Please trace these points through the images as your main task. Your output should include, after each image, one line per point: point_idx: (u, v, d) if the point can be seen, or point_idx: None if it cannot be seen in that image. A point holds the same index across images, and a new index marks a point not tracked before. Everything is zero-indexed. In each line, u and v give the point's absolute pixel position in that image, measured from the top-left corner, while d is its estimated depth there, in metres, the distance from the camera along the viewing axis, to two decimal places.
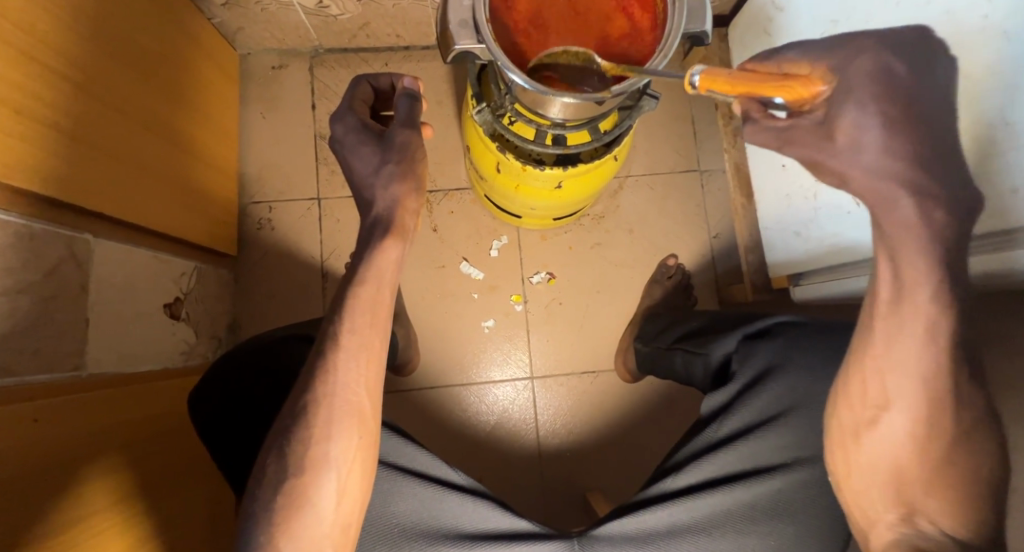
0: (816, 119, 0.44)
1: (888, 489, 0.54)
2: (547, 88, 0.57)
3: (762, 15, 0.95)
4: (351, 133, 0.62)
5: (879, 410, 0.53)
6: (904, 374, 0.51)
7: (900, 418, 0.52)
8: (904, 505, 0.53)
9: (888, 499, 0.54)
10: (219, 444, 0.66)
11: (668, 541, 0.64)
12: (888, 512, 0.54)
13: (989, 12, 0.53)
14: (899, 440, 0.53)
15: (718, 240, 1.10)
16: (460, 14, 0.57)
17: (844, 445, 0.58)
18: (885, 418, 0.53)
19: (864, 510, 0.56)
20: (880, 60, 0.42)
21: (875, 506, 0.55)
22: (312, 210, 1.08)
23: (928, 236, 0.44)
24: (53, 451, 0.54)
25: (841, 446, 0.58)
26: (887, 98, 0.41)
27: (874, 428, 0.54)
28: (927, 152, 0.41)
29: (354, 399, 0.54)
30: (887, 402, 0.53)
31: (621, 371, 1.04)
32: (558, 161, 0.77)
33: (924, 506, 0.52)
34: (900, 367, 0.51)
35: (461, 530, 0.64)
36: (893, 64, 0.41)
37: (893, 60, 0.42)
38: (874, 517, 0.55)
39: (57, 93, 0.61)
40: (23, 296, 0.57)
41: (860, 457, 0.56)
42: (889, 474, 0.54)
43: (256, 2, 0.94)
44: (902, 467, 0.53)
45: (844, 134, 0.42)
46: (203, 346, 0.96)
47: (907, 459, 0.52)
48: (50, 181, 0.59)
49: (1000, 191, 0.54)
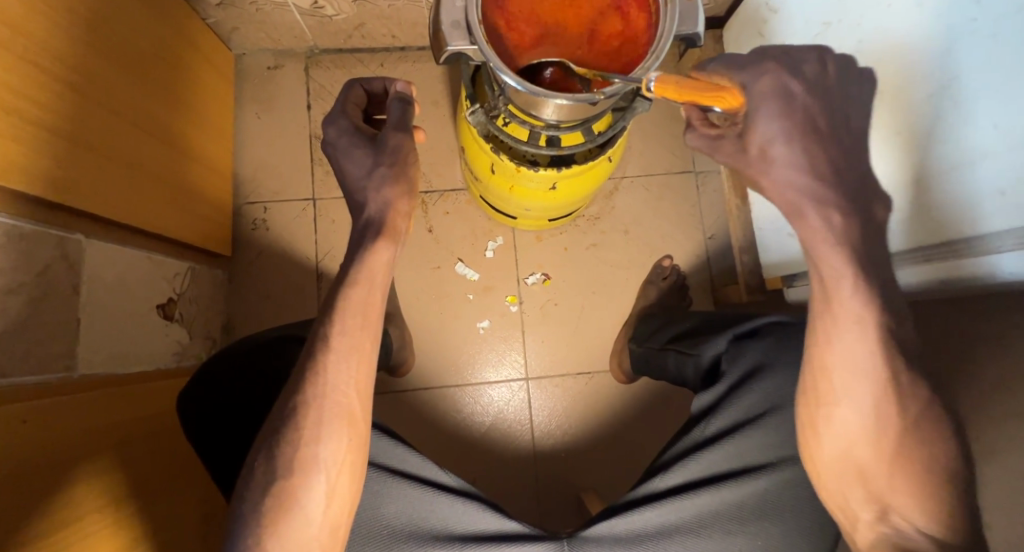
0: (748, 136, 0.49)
1: (862, 487, 0.54)
2: (540, 89, 0.57)
3: (756, 16, 0.95)
4: (343, 136, 0.62)
5: (829, 408, 0.53)
6: (847, 373, 0.51)
7: (858, 416, 0.52)
8: (878, 503, 0.53)
9: (862, 497, 0.54)
10: (208, 444, 0.66)
11: (656, 541, 0.64)
12: (865, 510, 0.54)
13: (979, 15, 0.53)
14: (861, 436, 0.52)
15: (713, 241, 1.11)
16: (452, 15, 0.57)
17: (811, 447, 0.57)
18: (840, 416, 0.53)
19: (843, 508, 0.55)
20: (779, 81, 0.47)
21: (851, 505, 0.55)
22: (308, 210, 1.08)
23: (856, 241, 0.48)
24: (42, 452, 0.54)
25: (805, 446, 0.57)
26: (788, 130, 0.48)
27: (832, 425, 0.54)
28: (829, 170, 0.47)
29: (344, 401, 0.55)
30: (838, 400, 0.53)
31: (615, 372, 1.04)
32: (552, 162, 0.77)
33: (898, 503, 0.52)
34: (848, 366, 0.51)
35: (451, 531, 0.64)
36: (791, 84, 0.47)
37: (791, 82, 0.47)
38: (853, 516, 0.55)
39: (51, 94, 0.61)
40: (15, 297, 0.57)
41: (827, 457, 0.55)
42: (858, 472, 0.54)
43: (251, 3, 0.94)
44: (871, 468, 0.53)
45: (761, 151, 0.48)
46: (197, 346, 0.96)
47: (873, 456, 0.52)
48: (44, 182, 0.60)
49: (991, 194, 0.55)
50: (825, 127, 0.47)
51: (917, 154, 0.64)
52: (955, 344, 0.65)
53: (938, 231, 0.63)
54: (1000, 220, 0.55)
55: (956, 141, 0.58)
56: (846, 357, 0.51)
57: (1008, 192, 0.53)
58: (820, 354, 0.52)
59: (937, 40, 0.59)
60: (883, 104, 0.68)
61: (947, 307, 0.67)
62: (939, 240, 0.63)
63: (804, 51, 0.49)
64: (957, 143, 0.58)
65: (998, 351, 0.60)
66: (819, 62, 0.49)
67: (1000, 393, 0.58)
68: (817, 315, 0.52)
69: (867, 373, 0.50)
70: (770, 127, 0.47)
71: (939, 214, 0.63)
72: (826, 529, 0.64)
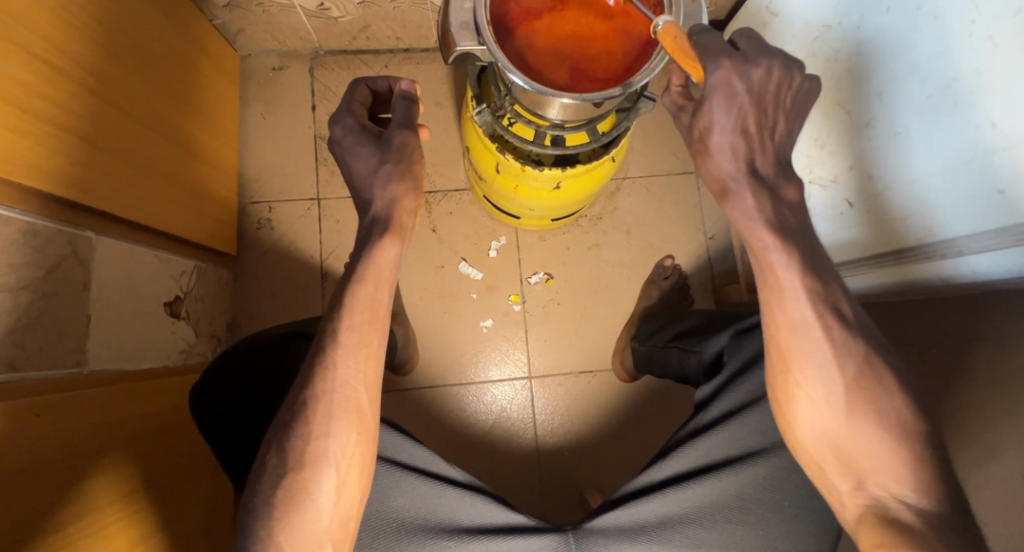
0: (701, 136, 0.53)
1: (837, 458, 0.52)
2: (547, 88, 0.58)
3: (757, 19, 0.97)
4: (350, 135, 0.62)
5: (785, 375, 0.54)
6: (811, 348, 0.52)
7: (825, 380, 0.52)
8: (856, 475, 0.51)
9: (837, 467, 0.53)
10: (217, 436, 0.67)
11: (659, 533, 0.65)
12: (842, 482, 0.52)
13: (976, 17, 0.54)
14: (825, 406, 0.52)
15: (714, 241, 1.12)
16: (461, 17, 0.58)
17: (785, 416, 0.56)
18: (799, 383, 0.53)
19: (826, 484, 0.54)
20: (729, 78, 0.49)
21: (828, 476, 0.53)
22: (312, 210, 1.09)
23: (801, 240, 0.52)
24: (54, 445, 0.55)
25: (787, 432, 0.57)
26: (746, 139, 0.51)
27: (812, 404, 0.53)
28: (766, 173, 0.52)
29: (354, 395, 0.56)
30: (789, 366, 0.54)
31: (618, 371, 1.05)
32: (556, 162, 0.79)
33: (874, 473, 0.50)
34: (830, 342, 0.52)
35: (457, 524, 0.65)
36: (736, 84, 0.49)
37: (738, 81, 0.49)
38: (835, 491, 0.53)
39: (63, 92, 0.62)
40: (26, 292, 0.58)
41: (799, 428, 0.55)
42: (832, 443, 0.53)
43: (258, 5, 0.95)
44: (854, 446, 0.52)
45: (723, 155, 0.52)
46: (203, 345, 0.97)
47: (852, 435, 0.51)
48: (56, 180, 0.61)
49: (990, 191, 0.56)
50: (755, 125, 0.51)
51: (912, 154, 0.66)
52: (955, 341, 0.66)
53: (938, 228, 0.65)
54: (1002, 217, 0.56)
55: (953, 141, 0.59)
56: (794, 325, 0.52)
57: (1005, 190, 0.55)
58: (775, 323, 0.53)
59: (932, 43, 0.60)
60: (881, 105, 0.69)
61: (946, 305, 0.69)
62: (940, 237, 0.65)
63: (757, 52, 0.51)
64: (953, 143, 0.59)
65: (997, 347, 0.61)
66: (770, 65, 0.50)
67: (999, 389, 0.59)
68: (762, 291, 0.54)
69: (870, 366, 0.51)
70: (713, 117, 0.51)
71: (937, 212, 0.64)
72: (828, 522, 0.65)
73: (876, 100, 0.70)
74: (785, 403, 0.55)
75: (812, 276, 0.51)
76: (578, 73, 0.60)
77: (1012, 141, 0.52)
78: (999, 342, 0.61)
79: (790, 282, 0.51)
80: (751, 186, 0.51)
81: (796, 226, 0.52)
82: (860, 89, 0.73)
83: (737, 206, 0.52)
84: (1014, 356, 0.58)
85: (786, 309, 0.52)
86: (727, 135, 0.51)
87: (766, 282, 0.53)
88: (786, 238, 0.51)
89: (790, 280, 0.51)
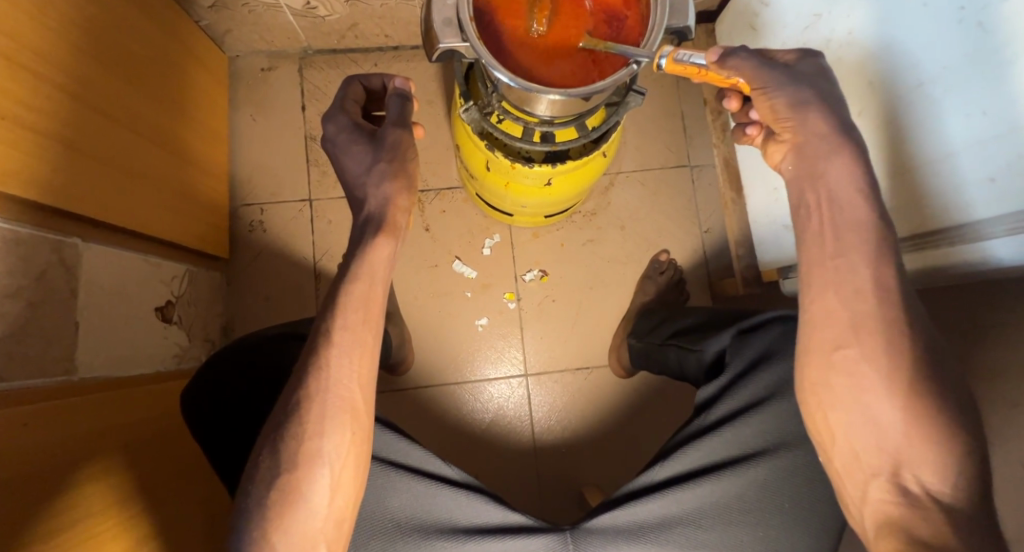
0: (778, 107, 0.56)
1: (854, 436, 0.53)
2: (533, 84, 0.56)
3: (748, 10, 0.95)
4: (342, 132, 0.62)
5: (834, 351, 0.55)
6: (829, 321, 0.55)
7: (843, 356, 0.54)
8: (880, 458, 0.53)
9: (857, 440, 0.54)
10: (211, 440, 0.67)
11: (658, 533, 0.65)
12: (858, 448, 0.54)
13: (965, 4, 0.53)
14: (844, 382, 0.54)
15: (709, 235, 1.11)
16: (444, 13, 0.57)
17: (819, 404, 0.56)
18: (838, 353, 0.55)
19: (848, 471, 0.55)
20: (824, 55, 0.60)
21: (864, 469, 0.54)
22: (304, 211, 1.08)
23: None
24: (46, 454, 0.55)
25: (812, 414, 0.57)
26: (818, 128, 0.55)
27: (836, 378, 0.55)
28: None
29: (346, 395, 0.55)
30: (836, 340, 0.55)
31: (615, 367, 1.04)
32: (547, 159, 0.78)
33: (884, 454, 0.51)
34: (850, 307, 0.54)
35: (454, 525, 0.64)
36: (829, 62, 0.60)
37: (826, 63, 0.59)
38: (855, 477, 0.55)
39: (45, 100, 0.61)
40: (12, 302, 0.57)
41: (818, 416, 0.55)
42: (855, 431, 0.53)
43: (243, 5, 0.94)
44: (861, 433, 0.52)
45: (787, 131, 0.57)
46: (196, 348, 0.97)
47: (866, 405, 0.53)
48: (42, 188, 0.60)
49: (979, 180, 0.56)
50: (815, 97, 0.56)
51: (907, 141, 0.65)
52: (961, 337, 0.65)
53: (927, 220, 0.64)
54: (992, 207, 0.55)
55: (947, 129, 0.58)
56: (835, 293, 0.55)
57: (996, 178, 0.54)
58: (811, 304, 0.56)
59: (922, 29, 0.59)
60: (873, 93, 0.69)
61: (953, 296, 0.67)
62: (931, 227, 0.64)
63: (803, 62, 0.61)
64: (947, 130, 0.58)
65: (998, 338, 0.60)
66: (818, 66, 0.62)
67: (996, 381, 0.59)
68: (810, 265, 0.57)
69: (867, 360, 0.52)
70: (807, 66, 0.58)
71: (931, 201, 0.63)
72: (828, 516, 0.65)
73: (866, 88, 0.70)
74: (814, 373, 0.56)
75: (843, 268, 0.54)
76: (598, 65, 0.59)
77: (1006, 128, 0.51)
78: (999, 333, 0.60)
79: (846, 241, 0.55)
80: (820, 157, 0.55)
81: (833, 221, 0.55)
82: (847, 80, 0.73)
83: (813, 179, 0.56)
84: (1009, 350, 0.58)
85: (821, 277, 0.55)
86: (777, 100, 0.56)
87: (811, 263, 0.57)
88: (830, 224, 0.55)
89: (846, 246, 0.55)
